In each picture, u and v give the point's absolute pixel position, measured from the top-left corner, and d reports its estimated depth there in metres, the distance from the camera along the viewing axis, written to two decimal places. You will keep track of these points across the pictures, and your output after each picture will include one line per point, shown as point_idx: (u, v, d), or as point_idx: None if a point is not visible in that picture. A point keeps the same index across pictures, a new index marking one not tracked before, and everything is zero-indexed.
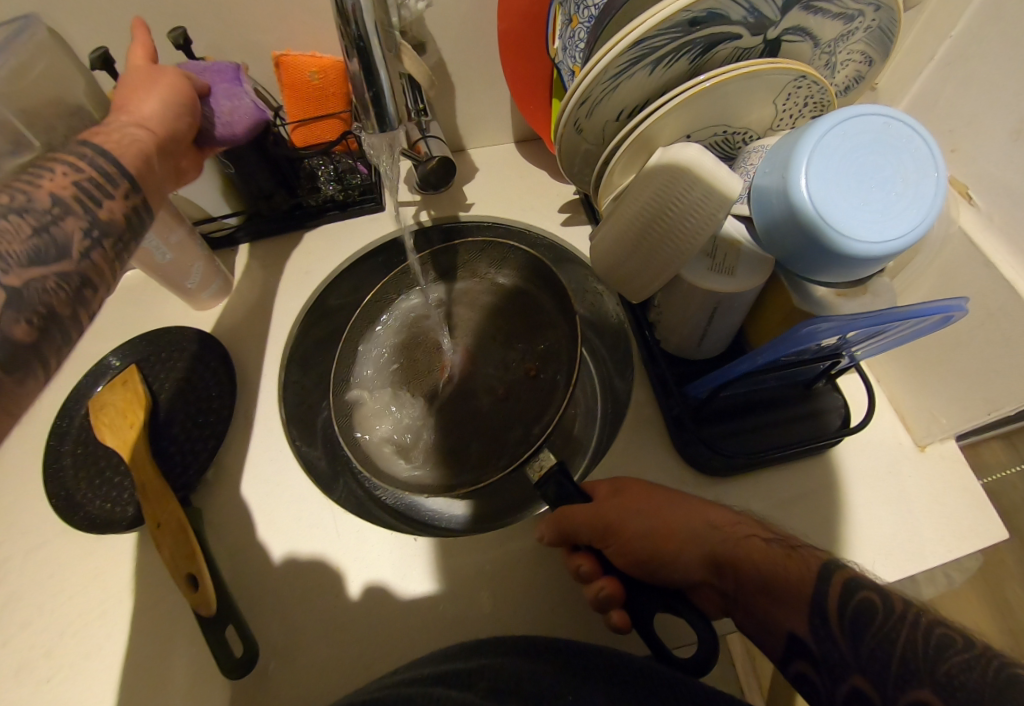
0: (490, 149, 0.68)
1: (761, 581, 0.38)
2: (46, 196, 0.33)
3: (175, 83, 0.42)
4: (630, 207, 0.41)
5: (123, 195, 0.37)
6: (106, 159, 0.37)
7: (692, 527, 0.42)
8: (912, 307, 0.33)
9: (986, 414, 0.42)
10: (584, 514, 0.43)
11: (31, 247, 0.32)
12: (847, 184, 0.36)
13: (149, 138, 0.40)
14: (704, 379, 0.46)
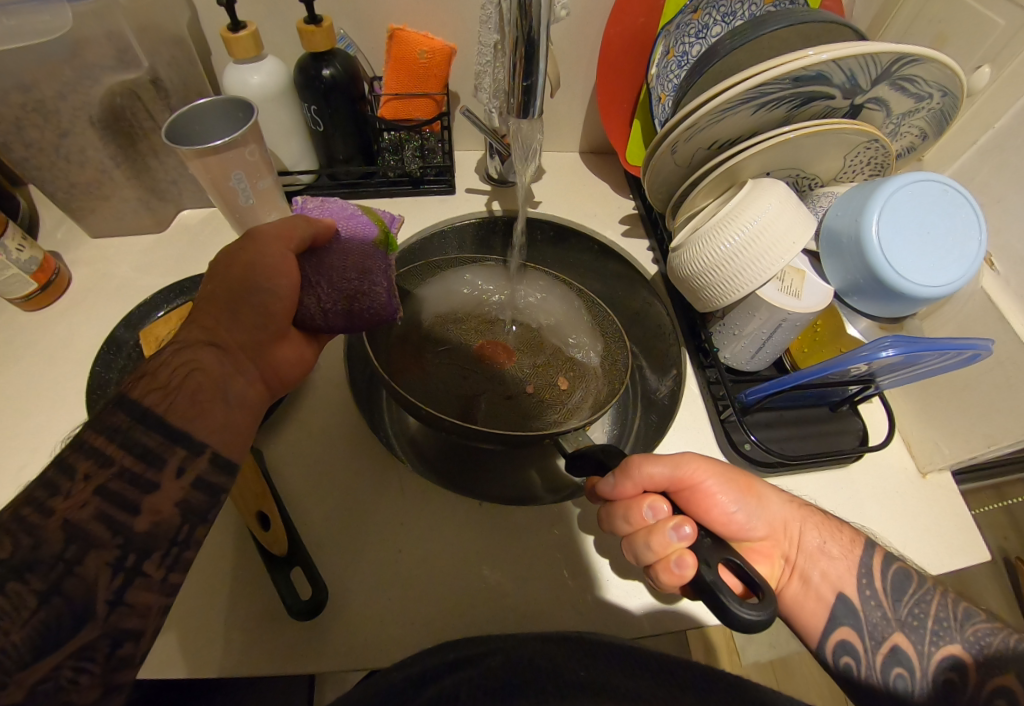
0: (557, 154, 0.72)
1: (818, 547, 0.42)
2: (61, 529, 0.29)
3: (272, 251, 0.40)
4: (708, 241, 0.46)
5: (173, 473, 0.33)
6: (148, 429, 0.33)
7: (764, 488, 0.44)
8: (948, 341, 0.41)
9: (984, 448, 0.49)
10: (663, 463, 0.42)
11: (36, 621, 0.27)
12: (906, 234, 0.43)
13: (212, 363, 0.37)
14: (754, 389, 0.51)
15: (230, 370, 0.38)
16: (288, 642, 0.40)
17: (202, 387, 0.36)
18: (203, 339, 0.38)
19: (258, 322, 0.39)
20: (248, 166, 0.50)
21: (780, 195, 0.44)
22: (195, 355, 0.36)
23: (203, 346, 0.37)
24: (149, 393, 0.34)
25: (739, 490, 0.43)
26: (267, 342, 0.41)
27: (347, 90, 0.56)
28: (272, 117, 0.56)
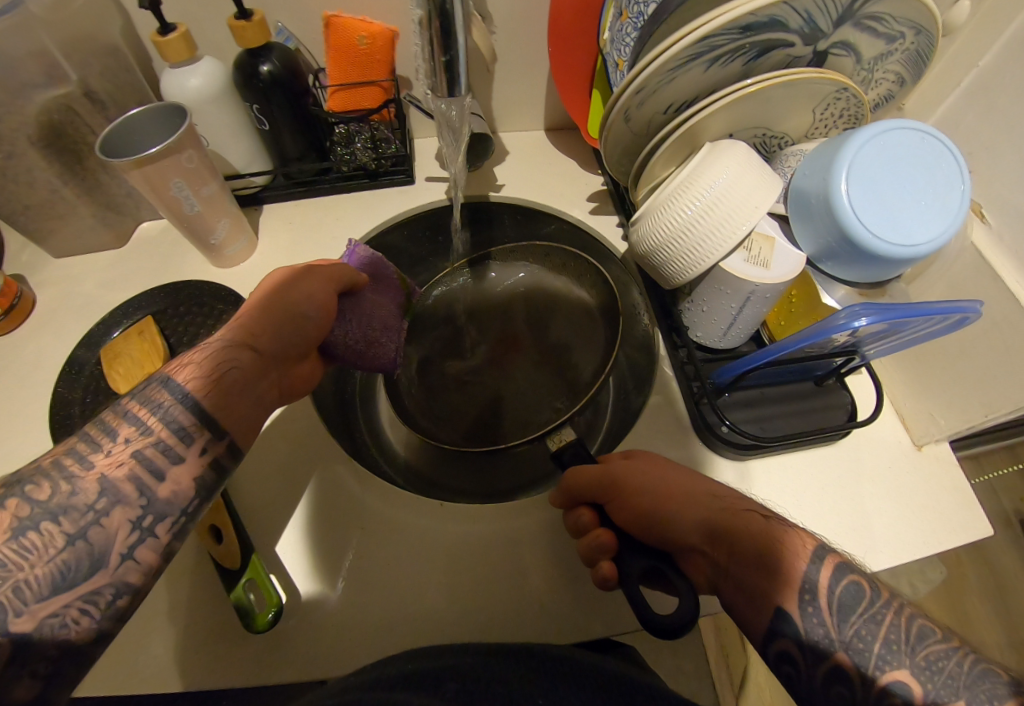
0: (521, 134, 0.69)
1: (759, 553, 0.38)
2: (94, 482, 0.30)
3: (328, 284, 0.46)
4: (666, 210, 0.43)
5: (198, 450, 0.34)
6: (183, 406, 0.34)
7: (696, 495, 0.42)
8: (931, 306, 0.37)
9: (981, 417, 0.45)
10: (588, 474, 0.45)
11: (60, 561, 0.28)
12: (880, 189, 0.39)
13: (254, 367, 0.39)
14: (728, 367, 0.48)
15: (267, 368, 0.41)
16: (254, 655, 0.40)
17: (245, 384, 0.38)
18: (244, 337, 0.39)
19: (300, 332, 0.44)
20: (189, 173, 0.49)
21: (745, 158, 0.41)
22: (240, 354, 0.38)
23: (247, 348, 0.39)
24: (195, 381, 0.35)
25: (657, 499, 0.42)
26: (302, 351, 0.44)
27: (287, 86, 0.54)
28: (216, 119, 0.55)
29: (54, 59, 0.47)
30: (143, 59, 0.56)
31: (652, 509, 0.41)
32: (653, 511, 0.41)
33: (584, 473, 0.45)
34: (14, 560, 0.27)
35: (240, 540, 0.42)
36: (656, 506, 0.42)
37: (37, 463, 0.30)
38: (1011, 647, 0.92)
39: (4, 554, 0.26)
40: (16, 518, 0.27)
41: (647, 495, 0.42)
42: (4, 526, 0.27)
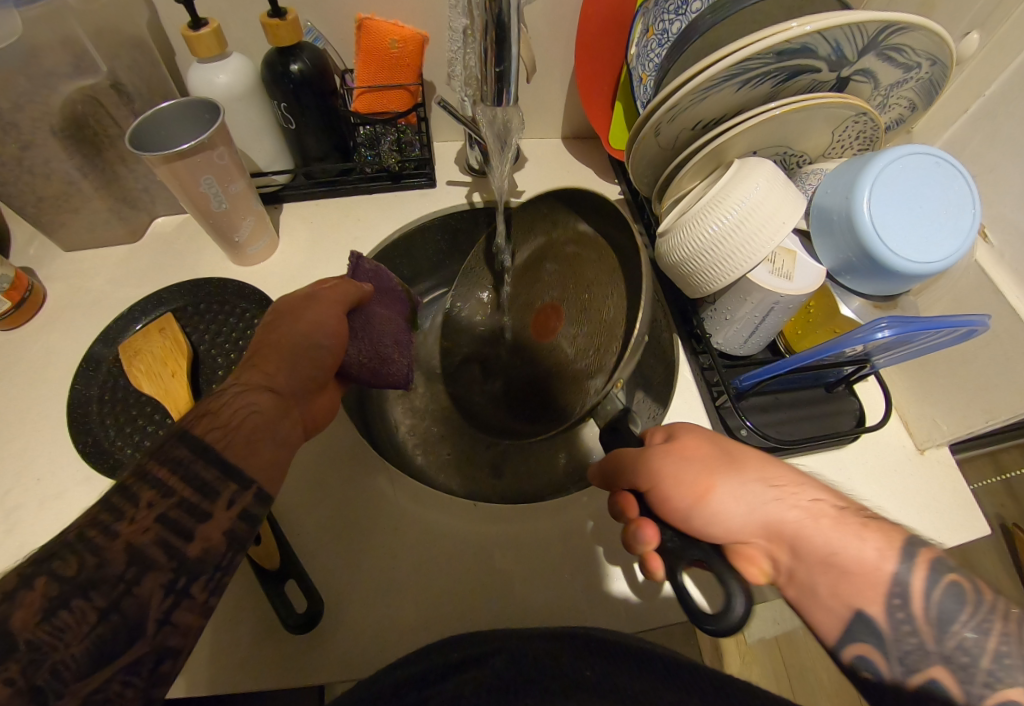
0: (539, 141, 0.70)
1: (826, 555, 0.32)
2: (121, 552, 0.29)
3: (335, 310, 0.45)
4: (695, 225, 0.44)
5: (225, 502, 0.33)
6: (207, 459, 0.34)
7: (748, 483, 0.35)
8: (946, 320, 0.40)
9: (982, 423, 0.48)
10: (632, 458, 0.40)
11: (95, 636, 0.27)
12: (900, 216, 0.41)
13: (272, 407, 0.38)
14: (750, 374, 0.50)
15: (289, 403, 0.40)
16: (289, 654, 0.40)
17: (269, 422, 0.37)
18: (259, 380, 0.39)
19: (316, 360, 0.43)
20: (219, 170, 0.49)
21: (772, 178, 0.43)
22: (257, 395, 0.38)
23: (262, 391, 0.39)
24: (213, 432, 0.35)
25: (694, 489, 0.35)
26: (322, 380, 0.43)
27: (317, 86, 0.54)
28: (242, 117, 0.54)
29: (84, 50, 0.46)
30: (168, 52, 0.56)
31: (705, 498, 0.35)
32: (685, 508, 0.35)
33: (624, 460, 0.40)
34: (52, 638, 0.26)
35: (276, 539, 0.42)
36: (712, 487, 0.35)
37: (60, 540, 0.29)
38: None
39: (39, 637, 0.26)
40: (47, 598, 0.27)
41: (674, 502, 0.36)
42: (35, 609, 0.26)
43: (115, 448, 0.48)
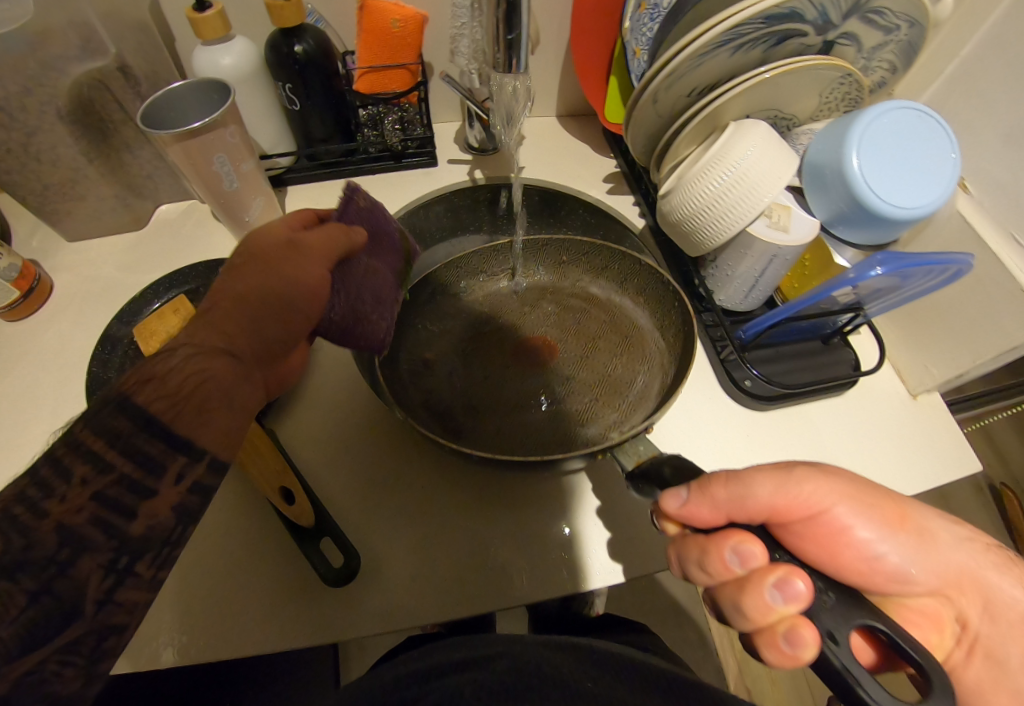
0: (536, 120, 0.72)
1: (1014, 608, 0.38)
2: (51, 532, 0.25)
3: (310, 254, 0.36)
4: (695, 183, 0.46)
5: (174, 479, 0.29)
6: (152, 433, 0.28)
7: (955, 536, 0.39)
8: (932, 258, 0.43)
9: (969, 364, 0.52)
10: (760, 490, 0.34)
11: (26, 619, 0.24)
12: (887, 166, 0.44)
13: (229, 374, 0.31)
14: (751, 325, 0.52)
15: (247, 368, 0.33)
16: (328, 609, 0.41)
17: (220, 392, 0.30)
18: (207, 336, 0.31)
19: (282, 314, 0.34)
20: (229, 147, 0.50)
21: (765, 135, 0.45)
22: (210, 361, 0.30)
23: (216, 352, 0.31)
24: (156, 399, 0.28)
25: (893, 525, 0.37)
26: (289, 339, 0.35)
27: (321, 65, 0.55)
28: (246, 99, 0.55)
29: (93, 32, 0.47)
30: (170, 38, 0.56)
31: (904, 537, 0.37)
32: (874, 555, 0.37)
33: (755, 488, 0.34)
34: None
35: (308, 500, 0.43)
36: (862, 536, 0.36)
37: None
38: None
39: None
40: None
41: (864, 545, 0.36)
42: None
43: None
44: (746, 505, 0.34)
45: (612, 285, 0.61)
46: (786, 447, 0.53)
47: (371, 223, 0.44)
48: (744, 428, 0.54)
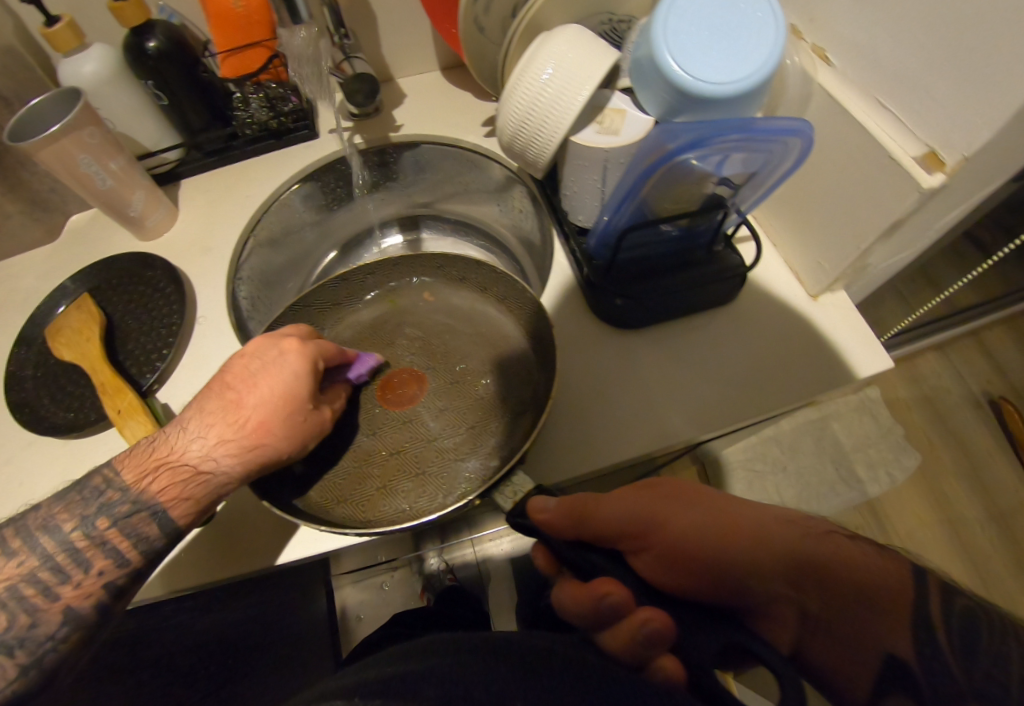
0: (418, 77, 0.71)
1: (856, 588, 0.34)
2: (51, 614, 0.36)
3: (278, 383, 0.41)
4: (511, 96, 0.45)
5: (95, 572, 0.37)
6: (145, 505, 0.38)
7: (777, 523, 0.38)
8: (756, 123, 0.39)
9: (856, 250, 0.49)
10: (619, 504, 0.38)
11: (5, 686, 0.34)
12: (701, 41, 0.41)
13: (223, 479, 0.40)
14: (602, 230, 0.49)
15: (207, 483, 0.40)
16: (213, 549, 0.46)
17: (181, 497, 0.39)
18: (193, 437, 0.40)
19: (248, 454, 0.40)
20: (92, 148, 0.53)
21: (572, 36, 0.44)
22: (212, 465, 0.40)
23: (216, 456, 0.40)
24: (158, 484, 0.39)
25: (721, 529, 0.37)
26: (244, 476, 0.40)
27: (178, 59, 0.57)
28: (115, 101, 0.58)
29: None
30: (42, 57, 0.60)
31: (733, 534, 0.37)
32: (708, 559, 0.35)
33: (600, 503, 0.37)
34: None
35: None
36: (707, 540, 0.36)
37: None
38: (989, 519, 0.97)
39: None
40: None
41: (695, 549, 0.36)
42: None
43: (49, 414, 0.52)
44: (596, 524, 0.36)
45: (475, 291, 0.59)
46: (671, 363, 0.52)
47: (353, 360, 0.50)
48: (627, 348, 0.53)
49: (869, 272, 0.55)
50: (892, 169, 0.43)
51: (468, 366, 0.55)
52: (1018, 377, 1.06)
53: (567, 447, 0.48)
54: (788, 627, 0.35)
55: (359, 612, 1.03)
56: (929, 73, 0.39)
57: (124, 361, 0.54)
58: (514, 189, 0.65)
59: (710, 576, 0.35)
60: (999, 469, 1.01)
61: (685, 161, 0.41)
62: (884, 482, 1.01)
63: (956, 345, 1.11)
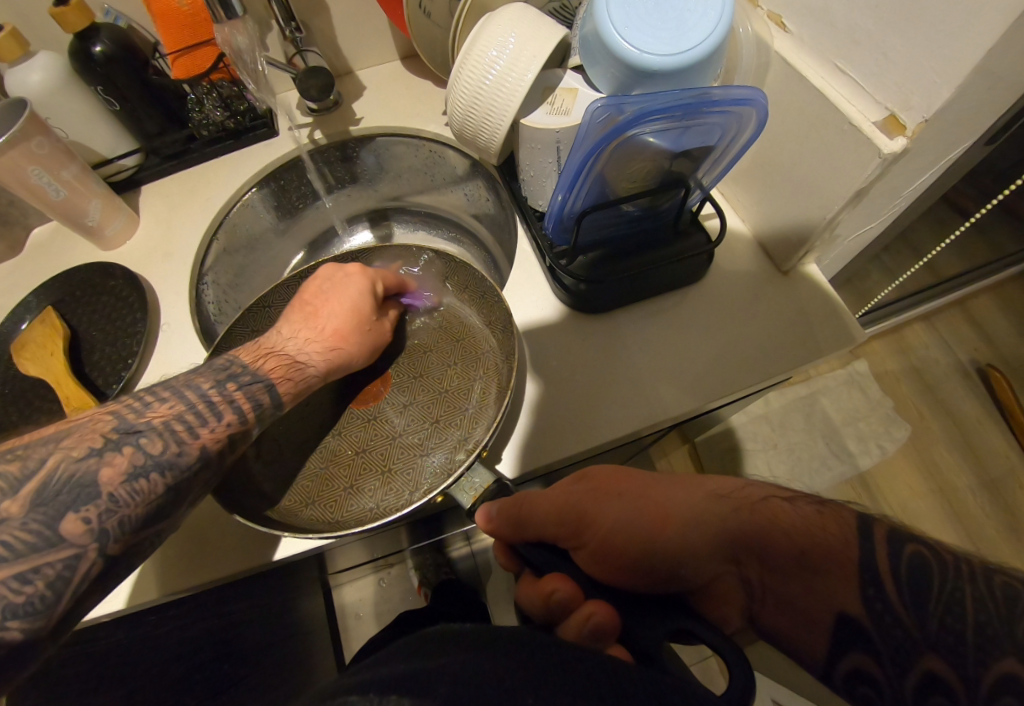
0: (377, 68, 0.70)
1: (797, 556, 0.32)
2: (196, 448, 0.35)
3: (352, 299, 0.48)
4: (457, 82, 0.44)
5: (223, 423, 0.37)
6: (254, 377, 0.40)
7: (706, 496, 0.36)
8: (687, 95, 0.37)
9: (822, 221, 0.47)
10: (543, 505, 0.37)
11: (145, 506, 0.33)
12: (646, 12, 0.39)
13: (314, 354, 0.44)
14: (550, 218, 0.48)
15: (303, 370, 0.43)
16: (188, 558, 0.46)
17: (285, 373, 0.41)
18: (292, 337, 0.44)
19: (331, 352, 0.45)
20: (43, 159, 0.52)
21: (517, 16, 0.42)
22: (304, 342, 0.44)
23: (306, 340, 0.44)
24: (259, 359, 0.41)
25: (649, 516, 0.36)
26: (330, 366, 0.45)
27: (126, 62, 0.55)
28: (66, 109, 0.56)
29: None
30: None
31: (661, 520, 0.35)
32: (639, 552, 0.34)
33: (531, 507, 0.37)
34: (118, 501, 0.32)
35: None
36: (637, 527, 0.35)
37: (111, 432, 0.33)
38: (981, 485, 0.96)
39: (121, 493, 0.32)
40: (129, 466, 0.32)
41: (627, 543, 0.35)
42: (119, 470, 0.32)
43: (16, 430, 0.52)
44: (532, 528, 0.37)
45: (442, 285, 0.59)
46: (639, 345, 0.51)
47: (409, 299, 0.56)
48: (595, 333, 0.52)
49: (838, 242, 0.54)
50: (853, 134, 0.42)
51: (434, 360, 0.54)
52: (1006, 343, 1.06)
53: (533, 436, 0.48)
54: (734, 600, 0.34)
55: (356, 610, 1.03)
56: (883, 30, 0.38)
57: (91, 373, 0.54)
58: (477, 178, 0.64)
59: (644, 570, 0.34)
60: (989, 436, 1.00)
61: (630, 139, 0.40)
62: (875, 454, 1.01)
63: (943, 315, 1.10)
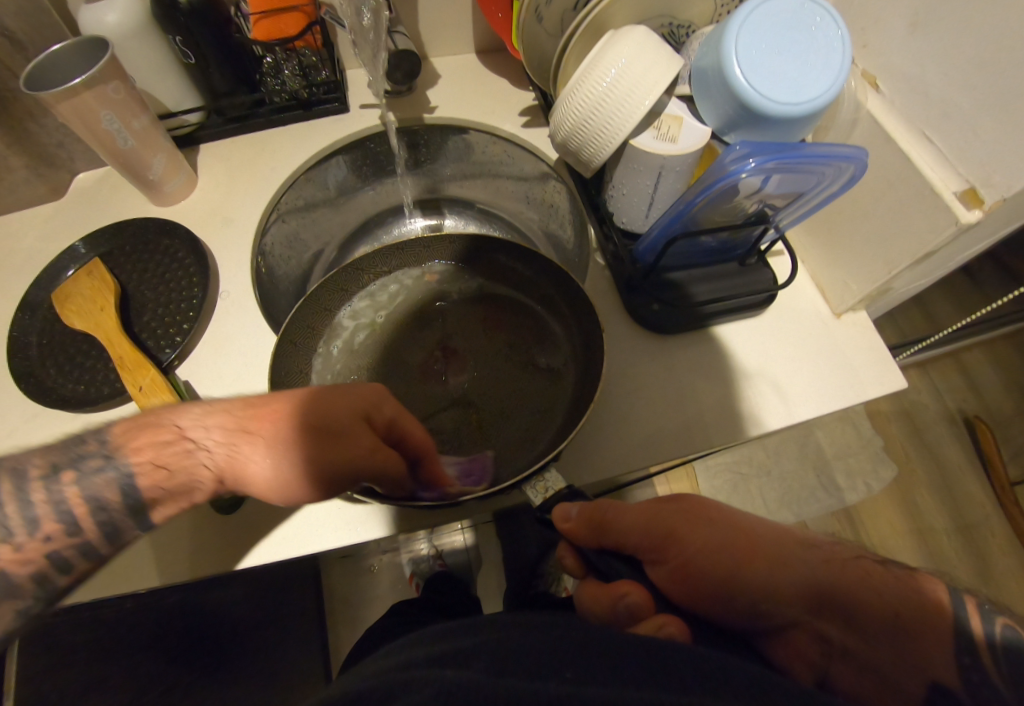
0: (453, 58, 0.70)
1: (888, 618, 0.36)
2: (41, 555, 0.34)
3: (340, 422, 0.38)
4: (575, 92, 0.45)
5: (43, 535, 0.34)
6: (120, 470, 0.35)
7: (796, 547, 0.42)
8: (803, 149, 0.40)
9: (886, 275, 0.50)
10: (638, 525, 0.41)
11: None
12: (774, 59, 0.41)
13: (204, 472, 0.37)
14: (644, 244, 0.51)
15: (190, 454, 0.37)
16: (243, 533, 0.46)
17: (161, 478, 0.36)
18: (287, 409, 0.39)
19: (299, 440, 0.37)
20: (117, 105, 0.49)
21: (644, 38, 0.43)
22: (235, 446, 0.37)
23: (251, 451, 0.37)
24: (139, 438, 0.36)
25: (740, 553, 0.41)
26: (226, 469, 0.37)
27: (205, 16, 0.54)
28: (139, 57, 0.53)
29: None
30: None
31: (752, 559, 0.41)
32: (726, 578, 0.39)
33: (617, 516, 0.40)
34: None
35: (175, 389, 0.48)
36: (734, 558, 0.41)
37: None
38: (954, 530, 1.03)
39: None
40: None
41: (714, 572, 0.40)
42: None
43: (58, 385, 0.49)
44: (612, 535, 0.40)
45: (509, 286, 0.61)
46: (701, 372, 0.53)
47: (435, 482, 0.44)
48: (657, 351, 0.54)
49: (890, 295, 0.56)
50: (933, 200, 0.44)
51: (501, 357, 0.57)
52: (990, 397, 1.13)
53: (595, 448, 0.50)
54: (809, 653, 0.37)
55: (347, 595, 1.03)
56: (977, 113, 0.41)
57: (139, 333, 0.52)
58: (545, 183, 0.64)
59: (726, 599, 0.39)
60: (966, 484, 1.07)
61: (739, 182, 0.42)
62: (861, 491, 1.07)
63: (936, 364, 1.16)
